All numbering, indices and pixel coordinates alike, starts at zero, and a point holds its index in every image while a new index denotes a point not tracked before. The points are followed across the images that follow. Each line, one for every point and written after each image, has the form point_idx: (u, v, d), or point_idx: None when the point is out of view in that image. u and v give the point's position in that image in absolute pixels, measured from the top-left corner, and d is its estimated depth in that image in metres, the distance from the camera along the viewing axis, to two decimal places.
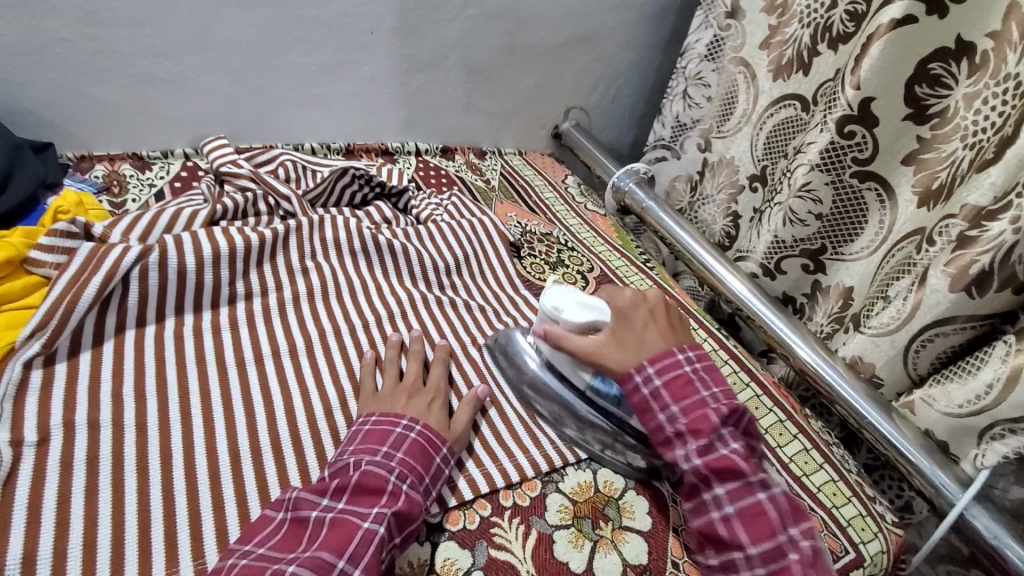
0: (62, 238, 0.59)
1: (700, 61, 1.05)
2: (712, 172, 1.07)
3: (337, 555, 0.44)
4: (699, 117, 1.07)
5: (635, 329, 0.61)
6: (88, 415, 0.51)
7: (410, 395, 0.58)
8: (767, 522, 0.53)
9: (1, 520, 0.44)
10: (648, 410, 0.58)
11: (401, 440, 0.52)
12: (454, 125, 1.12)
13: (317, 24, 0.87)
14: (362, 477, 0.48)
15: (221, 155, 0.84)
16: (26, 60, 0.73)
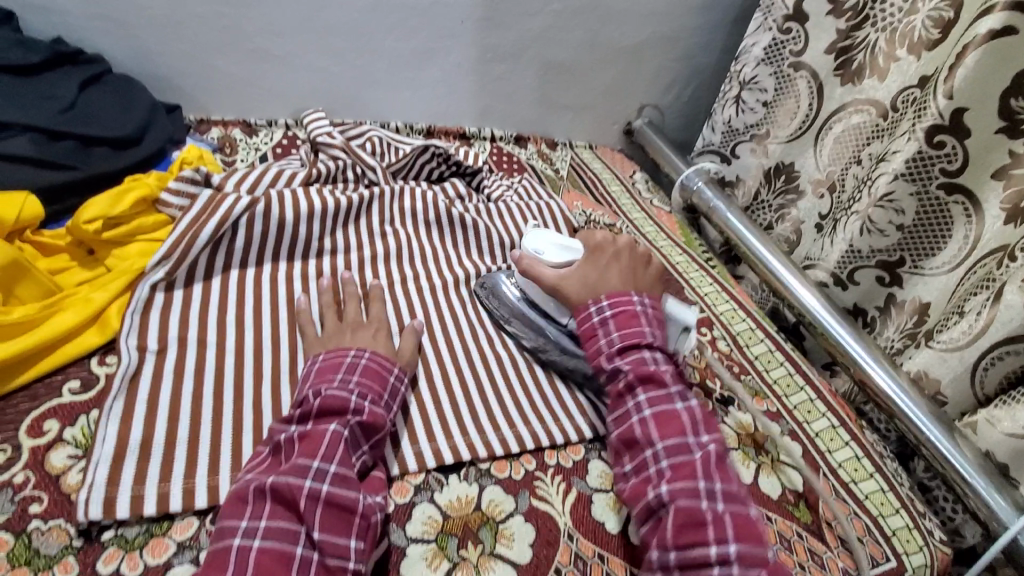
0: (187, 184, 0.67)
1: (756, 65, 1.03)
2: (768, 179, 1.07)
3: (312, 457, 0.47)
4: (755, 122, 1.06)
5: (599, 269, 0.66)
6: (197, 335, 0.59)
7: (355, 330, 0.60)
8: (679, 425, 0.57)
9: (126, 409, 0.51)
10: (593, 335, 0.63)
11: (353, 366, 0.55)
12: (530, 115, 1.16)
13: (413, 11, 0.93)
14: (323, 402, 0.51)
15: (318, 126, 0.93)
16: (165, 31, 0.83)
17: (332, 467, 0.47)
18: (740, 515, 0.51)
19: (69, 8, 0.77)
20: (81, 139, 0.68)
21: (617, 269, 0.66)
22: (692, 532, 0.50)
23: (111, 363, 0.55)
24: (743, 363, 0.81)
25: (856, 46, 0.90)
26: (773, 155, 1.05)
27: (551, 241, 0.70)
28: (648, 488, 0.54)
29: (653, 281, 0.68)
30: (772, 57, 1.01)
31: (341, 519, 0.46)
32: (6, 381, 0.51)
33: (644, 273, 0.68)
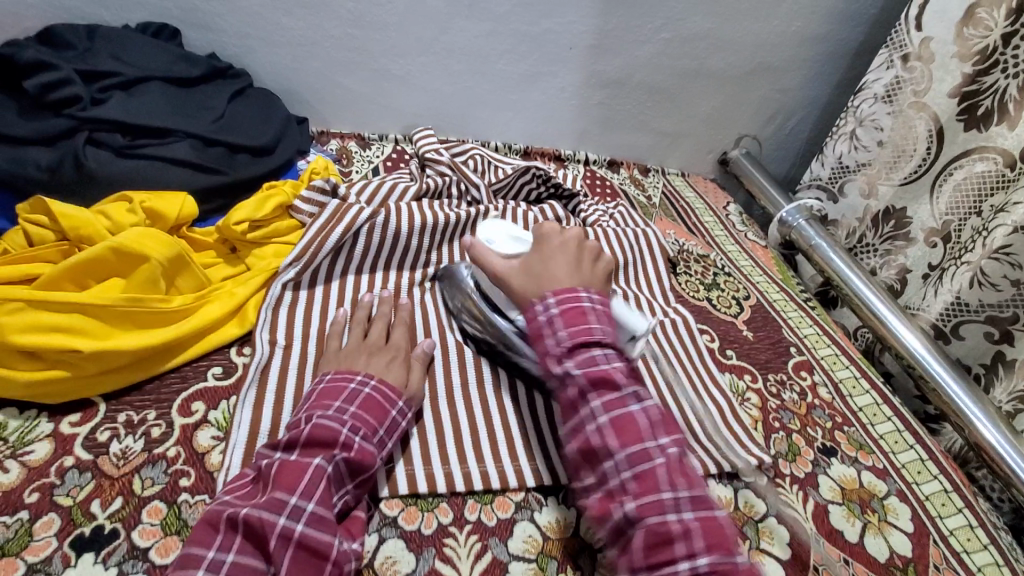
0: (317, 193, 0.72)
1: (874, 102, 0.99)
2: (876, 222, 1.02)
3: (289, 492, 0.44)
4: (867, 161, 1.02)
5: (545, 257, 0.62)
6: (318, 333, 0.63)
7: (370, 355, 0.58)
8: (636, 429, 0.51)
9: (254, 397, 0.55)
10: (540, 335, 0.57)
11: (355, 395, 0.52)
12: (625, 141, 1.17)
13: (528, 37, 0.97)
14: (312, 431, 0.48)
15: (427, 143, 0.98)
16: (303, 50, 0.90)
17: (310, 505, 0.44)
18: (707, 520, 0.48)
19: (225, 27, 0.86)
20: (228, 146, 0.75)
21: (563, 259, 0.61)
22: (661, 550, 0.46)
23: (247, 354, 0.60)
24: (846, 414, 0.77)
25: (982, 91, 0.84)
26: (883, 197, 1.00)
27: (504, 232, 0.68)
28: (613, 507, 0.49)
29: (605, 270, 0.63)
30: (894, 95, 0.96)
31: (308, 565, 0.43)
32: (164, 363, 0.55)
33: (593, 266, 0.63)
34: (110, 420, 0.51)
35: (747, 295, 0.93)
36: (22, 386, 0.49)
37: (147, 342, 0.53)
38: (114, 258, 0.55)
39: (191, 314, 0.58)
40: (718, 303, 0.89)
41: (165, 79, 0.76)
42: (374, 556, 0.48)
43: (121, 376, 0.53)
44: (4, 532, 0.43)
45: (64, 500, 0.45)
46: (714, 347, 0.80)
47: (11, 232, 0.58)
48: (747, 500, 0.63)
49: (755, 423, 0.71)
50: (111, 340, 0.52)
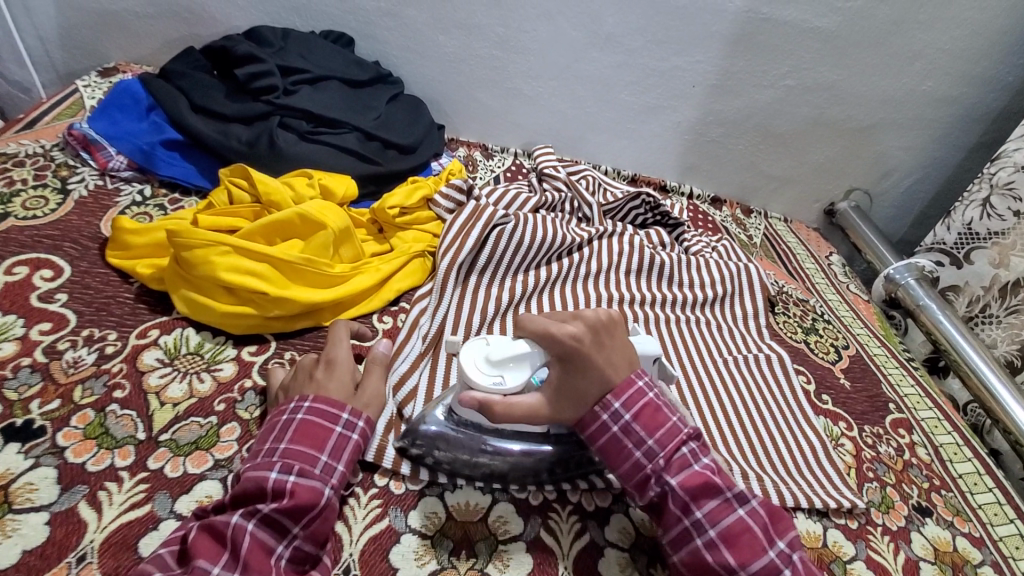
0: (455, 191, 0.81)
1: (1014, 171, 0.95)
2: (1007, 293, 0.98)
3: (213, 560, 0.41)
4: (1000, 230, 0.98)
5: (584, 371, 0.51)
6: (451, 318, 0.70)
7: (307, 371, 0.54)
8: (753, 540, 0.47)
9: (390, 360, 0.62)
10: (619, 450, 0.51)
11: (287, 430, 0.48)
12: (732, 180, 1.20)
13: (654, 72, 1.03)
14: (239, 488, 0.45)
15: (546, 159, 1.04)
16: (451, 65, 1.01)
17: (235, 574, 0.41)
18: None
19: (389, 40, 0.98)
20: (384, 142, 0.86)
21: (602, 358, 0.52)
22: None
23: (386, 322, 0.68)
24: (945, 478, 0.75)
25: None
26: (1014, 268, 0.97)
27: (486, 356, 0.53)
28: None
29: (627, 344, 0.54)
30: None
31: None
32: (324, 316, 0.64)
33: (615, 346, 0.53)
34: (279, 355, 0.60)
35: (846, 344, 0.92)
36: (219, 315, 0.59)
37: (315, 297, 0.62)
38: (299, 223, 0.65)
39: (348, 280, 0.67)
40: (816, 349, 0.89)
41: (341, 79, 0.88)
42: (488, 512, 0.54)
43: (289, 321, 0.62)
44: (198, 429, 0.52)
45: (244, 413, 0.54)
46: (810, 390, 0.81)
47: (217, 191, 0.70)
48: (835, 539, 0.63)
49: (847, 469, 0.71)
50: (286, 289, 0.61)
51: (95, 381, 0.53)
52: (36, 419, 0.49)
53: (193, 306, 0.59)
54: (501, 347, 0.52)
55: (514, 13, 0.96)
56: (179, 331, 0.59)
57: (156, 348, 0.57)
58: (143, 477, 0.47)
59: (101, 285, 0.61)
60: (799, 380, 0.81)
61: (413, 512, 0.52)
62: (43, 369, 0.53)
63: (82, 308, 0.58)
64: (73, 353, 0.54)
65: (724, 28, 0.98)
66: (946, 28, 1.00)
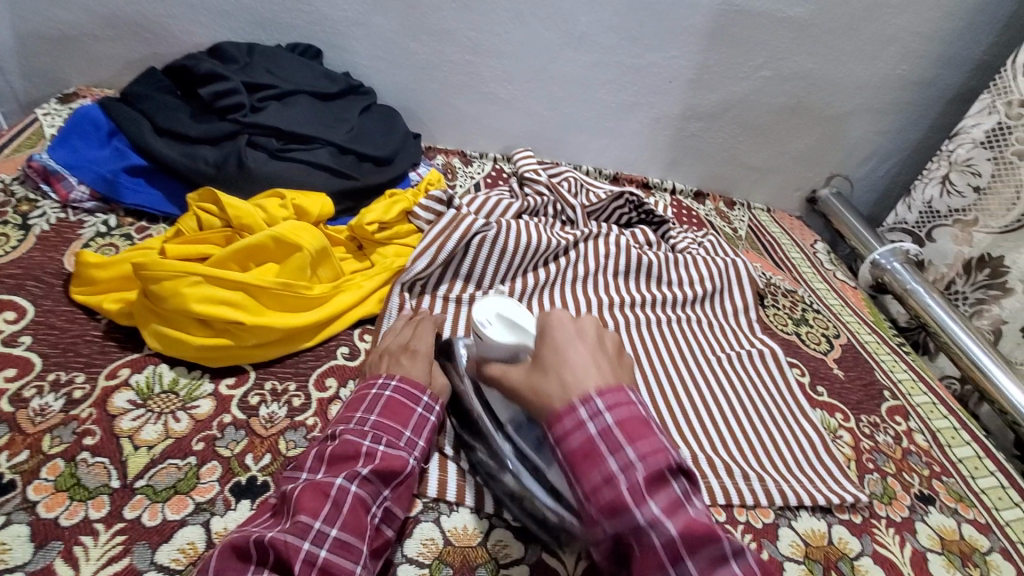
0: (434, 203, 0.79)
1: (973, 147, 0.96)
2: (971, 269, 0.99)
3: (314, 516, 0.44)
4: (961, 207, 0.99)
5: (561, 352, 0.50)
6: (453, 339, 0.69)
7: (394, 358, 0.59)
8: (677, 490, 0.43)
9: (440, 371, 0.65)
10: (556, 368, 0.49)
11: (376, 402, 0.53)
12: (713, 173, 1.19)
13: (630, 69, 1.01)
14: (335, 449, 0.49)
15: (526, 163, 1.03)
16: (424, 73, 0.99)
17: (333, 530, 0.44)
18: None
19: (360, 50, 0.96)
20: (359, 155, 0.84)
21: (581, 346, 0.51)
22: None
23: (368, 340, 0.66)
24: (944, 463, 0.74)
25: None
26: (978, 245, 0.97)
27: (502, 315, 0.59)
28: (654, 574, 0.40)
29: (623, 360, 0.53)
30: (996, 141, 0.93)
31: None
32: (304, 341, 0.62)
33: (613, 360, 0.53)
34: (258, 387, 0.57)
35: (837, 333, 0.92)
36: (193, 349, 0.56)
37: (295, 323, 0.60)
38: (272, 246, 0.63)
39: (327, 301, 0.64)
40: (807, 340, 0.89)
41: (311, 93, 0.85)
42: (485, 538, 0.52)
43: (269, 349, 0.59)
44: (176, 472, 0.49)
45: (224, 451, 0.52)
46: (804, 382, 0.80)
47: (185, 217, 0.67)
48: (841, 536, 0.62)
49: (847, 462, 0.71)
50: (264, 317, 0.59)
51: (65, 428, 0.50)
52: (5, 473, 0.46)
53: (165, 341, 0.56)
54: (514, 311, 0.60)
55: (485, 17, 0.94)
56: (151, 369, 0.56)
57: (127, 389, 0.54)
58: (119, 528, 0.45)
59: (66, 324, 0.58)
60: (792, 373, 0.80)
61: (409, 541, 0.51)
62: (10, 419, 0.50)
63: (48, 349, 0.55)
64: (40, 400, 0.51)
65: (698, 21, 0.97)
66: (917, 11, 1.00)
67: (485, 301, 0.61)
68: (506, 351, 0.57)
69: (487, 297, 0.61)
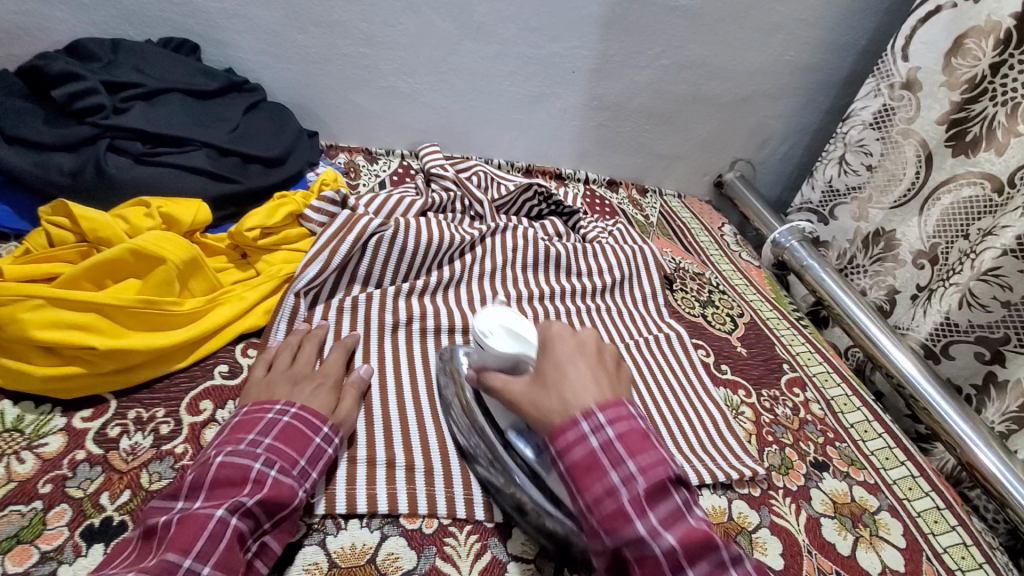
0: (328, 204, 0.75)
1: (863, 129, 1.01)
2: (865, 244, 1.04)
3: (184, 553, 0.40)
4: (857, 185, 1.04)
5: (561, 368, 0.52)
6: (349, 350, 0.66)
7: (295, 383, 0.56)
8: (707, 546, 0.44)
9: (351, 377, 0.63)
10: (571, 428, 0.47)
11: (270, 426, 0.50)
12: (624, 162, 1.21)
13: (532, 60, 1.01)
14: (220, 470, 0.45)
15: (432, 158, 1.00)
16: (316, 67, 0.94)
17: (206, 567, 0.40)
18: None
19: (242, 43, 0.90)
20: (241, 156, 0.78)
21: (582, 363, 0.52)
22: None
23: (252, 354, 0.61)
24: (839, 430, 0.78)
25: (970, 118, 0.86)
26: (874, 220, 1.02)
27: (503, 324, 0.59)
28: None
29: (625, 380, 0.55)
30: (882, 122, 0.98)
31: None
32: (172, 363, 0.57)
33: (614, 375, 0.54)
34: (120, 416, 0.53)
35: (741, 312, 0.95)
36: (37, 382, 0.50)
37: (160, 343, 0.55)
38: (132, 259, 0.57)
39: (200, 316, 0.60)
40: (712, 320, 0.91)
41: (184, 91, 0.79)
42: (377, 552, 0.51)
43: (132, 375, 0.54)
44: (19, 520, 0.44)
45: (76, 492, 0.47)
46: (709, 362, 0.82)
47: (35, 232, 0.61)
48: (742, 511, 0.64)
49: (748, 436, 0.73)
50: (125, 338, 0.54)
51: None
52: None
53: (3, 375, 0.50)
54: (519, 322, 0.59)
55: (376, 7, 0.90)
56: None
57: None
58: None
59: None
60: (697, 354, 0.82)
61: (290, 570, 0.48)
62: None
63: None
64: None
65: (594, 10, 0.97)
66: None
67: (485, 312, 0.61)
68: (506, 361, 0.57)
69: (488, 308, 0.61)
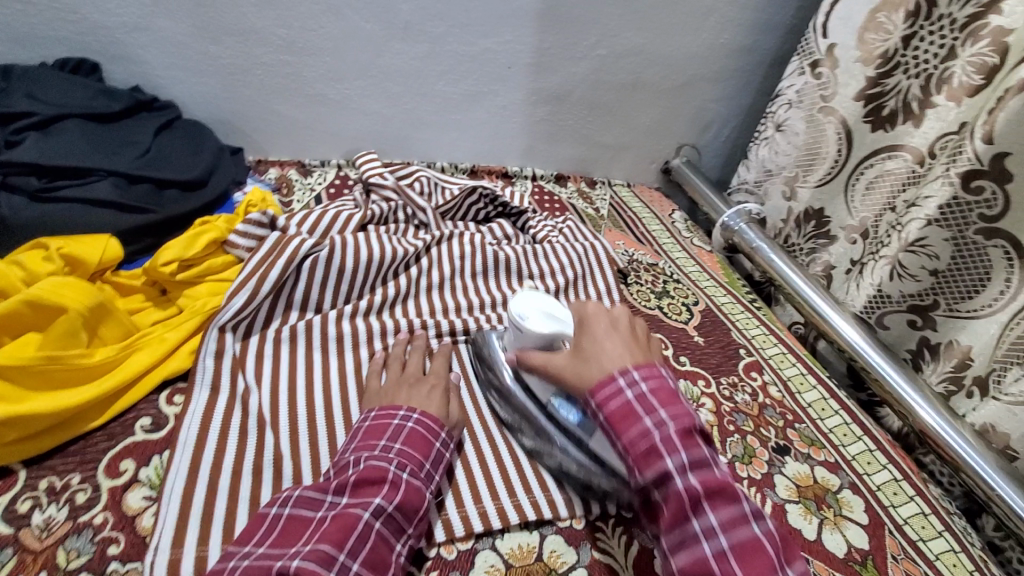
0: (255, 227, 0.70)
1: (790, 107, 1.03)
2: (797, 223, 1.06)
3: (337, 547, 0.44)
4: (786, 165, 1.05)
5: (593, 337, 0.55)
6: (287, 384, 0.62)
7: (410, 386, 0.60)
8: (765, 559, 0.43)
9: (291, 412, 0.59)
10: (631, 417, 0.48)
11: (399, 432, 0.54)
12: (570, 156, 1.19)
13: (465, 57, 0.97)
14: (361, 473, 0.49)
15: (370, 168, 0.95)
16: (234, 79, 0.88)
17: (357, 562, 0.44)
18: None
19: (149, 59, 0.83)
20: (156, 182, 0.72)
21: (615, 335, 0.54)
22: None
23: (178, 403, 0.57)
24: (797, 411, 0.79)
25: (886, 92, 0.88)
26: (802, 199, 1.04)
27: (539, 306, 0.62)
28: None
29: (648, 337, 0.58)
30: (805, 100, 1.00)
31: None
32: (85, 424, 0.53)
33: (646, 342, 0.56)
34: (31, 488, 0.49)
35: (696, 301, 0.95)
36: None
37: (67, 404, 0.51)
38: (28, 310, 0.52)
39: (113, 369, 0.55)
40: (668, 311, 0.91)
41: (86, 116, 0.72)
42: None
43: (43, 440, 0.50)
44: None
45: None
46: (668, 354, 0.82)
47: None
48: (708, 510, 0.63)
49: (710, 428, 0.73)
50: (28, 402, 0.49)
51: None
52: None
53: None
54: (553, 306, 0.62)
55: (292, 12, 0.85)
56: None
57: None
58: None
59: None
60: None
61: None
62: None
63: None
64: None
65: (524, 3, 0.94)
66: None
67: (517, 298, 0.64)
68: (542, 341, 0.60)
69: (522, 293, 0.64)
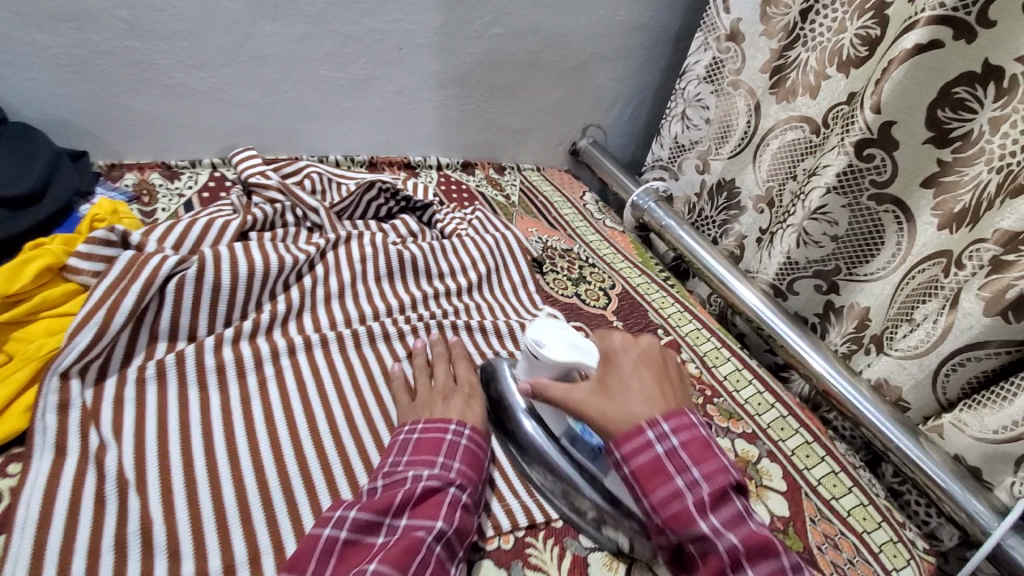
0: (100, 246, 0.59)
1: (699, 83, 1.04)
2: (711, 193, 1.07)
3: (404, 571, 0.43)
4: (698, 139, 1.07)
5: (620, 380, 0.52)
6: (157, 434, 0.53)
7: (446, 398, 0.59)
8: None
9: (162, 467, 0.51)
10: (659, 470, 0.47)
11: (455, 449, 0.53)
12: (476, 142, 1.13)
13: (350, 39, 0.88)
14: (424, 488, 0.48)
15: (249, 167, 0.84)
16: (69, 70, 0.74)
17: None
18: None
19: None
20: None
21: (644, 376, 0.52)
22: None
23: (14, 473, 0.48)
24: (714, 385, 0.81)
25: (789, 65, 0.90)
26: (714, 172, 1.05)
27: (559, 335, 0.56)
28: None
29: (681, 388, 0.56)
30: (715, 75, 1.01)
31: None
32: None
33: (672, 386, 0.54)
34: None
35: (613, 284, 0.94)
36: None
37: None
38: None
39: None
40: (586, 297, 0.89)
41: None
42: None
43: None
44: None
45: None
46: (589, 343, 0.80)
47: None
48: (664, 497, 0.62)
49: None
50: None
51: None
52: None
53: None
54: (577, 337, 0.56)
55: None
56: None
57: None
58: None
59: None
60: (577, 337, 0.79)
61: None
62: None
63: None
64: None
65: None
66: None
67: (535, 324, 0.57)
68: (557, 371, 0.56)
69: (540, 318, 0.58)
